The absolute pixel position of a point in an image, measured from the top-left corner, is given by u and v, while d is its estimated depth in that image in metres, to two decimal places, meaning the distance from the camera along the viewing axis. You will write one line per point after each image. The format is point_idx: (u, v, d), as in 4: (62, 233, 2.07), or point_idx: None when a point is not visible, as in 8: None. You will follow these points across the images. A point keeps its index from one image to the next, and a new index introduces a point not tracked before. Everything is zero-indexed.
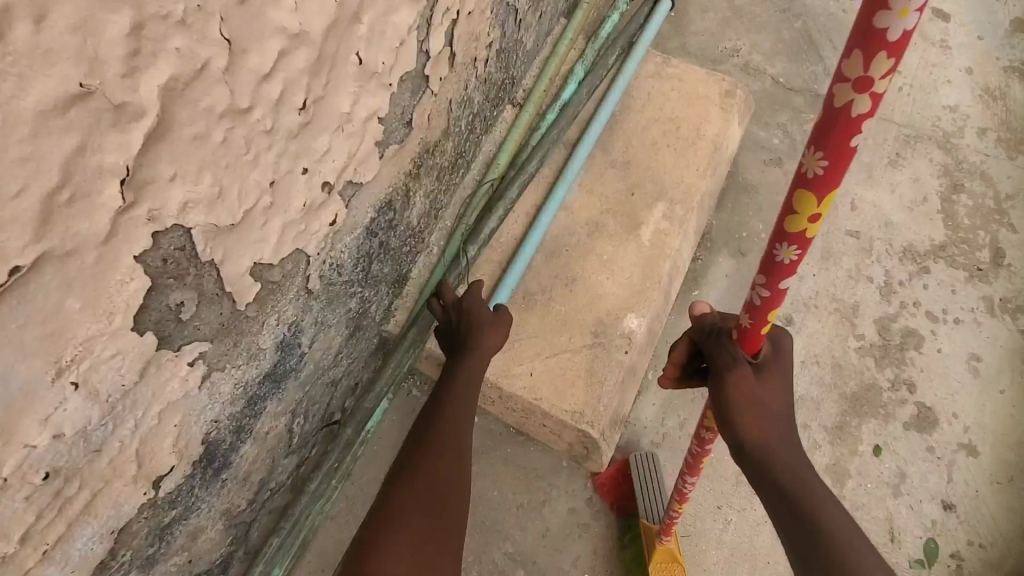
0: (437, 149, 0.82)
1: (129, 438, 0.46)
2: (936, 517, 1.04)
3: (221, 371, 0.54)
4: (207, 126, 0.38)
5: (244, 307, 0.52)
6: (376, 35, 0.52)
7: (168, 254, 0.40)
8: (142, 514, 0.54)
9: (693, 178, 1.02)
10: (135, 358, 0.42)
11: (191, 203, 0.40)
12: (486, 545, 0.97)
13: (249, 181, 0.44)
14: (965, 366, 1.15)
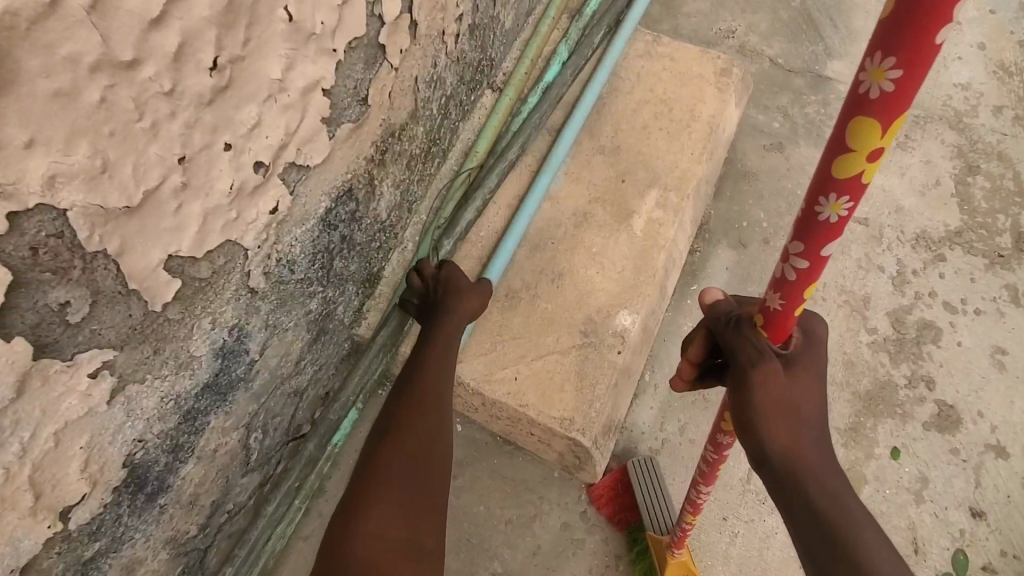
0: (405, 133, 0.74)
1: (16, 463, 0.39)
2: (963, 526, 0.96)
3: (140, 384, 0.46)
4: (73, 80, 0.31)
5: (161, 309, 0.45)
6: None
7: (37, 242, 0.33)
8: (52, 549, 0.46)
9: (688, 163, 0.95)
10: (4, 368, 0.36)
11: (61, 176, 0.33)
12: (473, 565, 0.89)
13: (148, 155, 0.37)
14: (988, 360, 1.06)
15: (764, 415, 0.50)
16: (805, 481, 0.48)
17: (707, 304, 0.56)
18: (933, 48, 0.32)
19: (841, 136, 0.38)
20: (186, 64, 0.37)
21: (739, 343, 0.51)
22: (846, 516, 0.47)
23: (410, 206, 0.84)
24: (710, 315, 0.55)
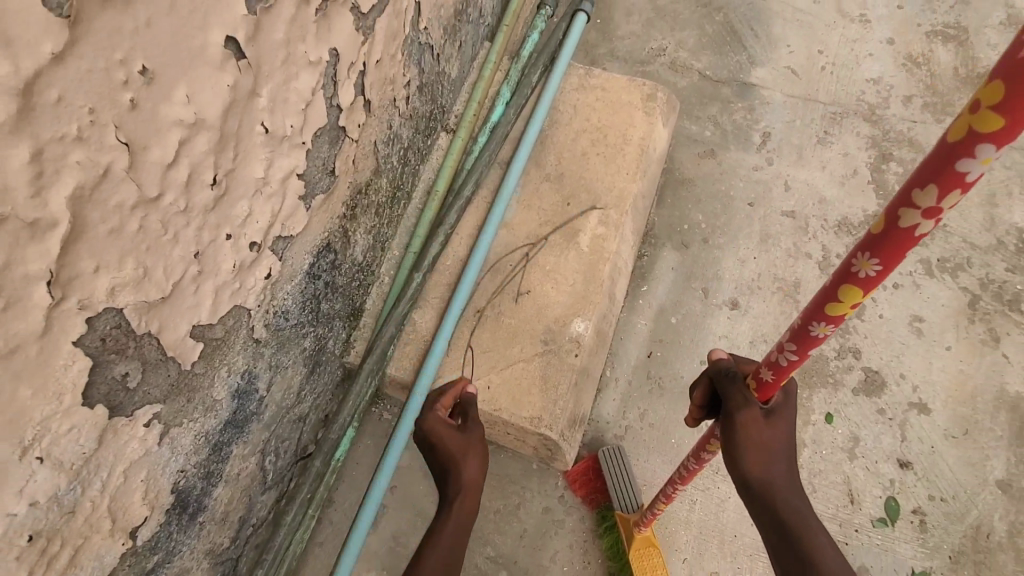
0: (370, 188, 0.87)
1: (100, 497, 0.49)
2: (893, 476, 1.10)
3: (179, 427, 0.58)
4: (121, 220, 0.42)
5: (191, 366, 0.56)
6: (281, 105, 0.56)
7: (106, 333, 0.44)
8: (125, 563, 0.56)
9: (624, 183, 1.08)
10: (91, 427, 0.45)
11: (119, 287, 0.43)
12: (469, 552, 1.02)
13: (173, 257, 0.48)
14: (908, 328, 1.21)
15: (748, 455, 0.58)
16: (780, 500, 0.57)
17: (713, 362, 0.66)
18: (904, 261, 0.41)
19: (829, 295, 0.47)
20: (195, 186, 0.48)
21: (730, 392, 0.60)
22: (808, 531, 0.54)
23: (381, 246, 0.98)
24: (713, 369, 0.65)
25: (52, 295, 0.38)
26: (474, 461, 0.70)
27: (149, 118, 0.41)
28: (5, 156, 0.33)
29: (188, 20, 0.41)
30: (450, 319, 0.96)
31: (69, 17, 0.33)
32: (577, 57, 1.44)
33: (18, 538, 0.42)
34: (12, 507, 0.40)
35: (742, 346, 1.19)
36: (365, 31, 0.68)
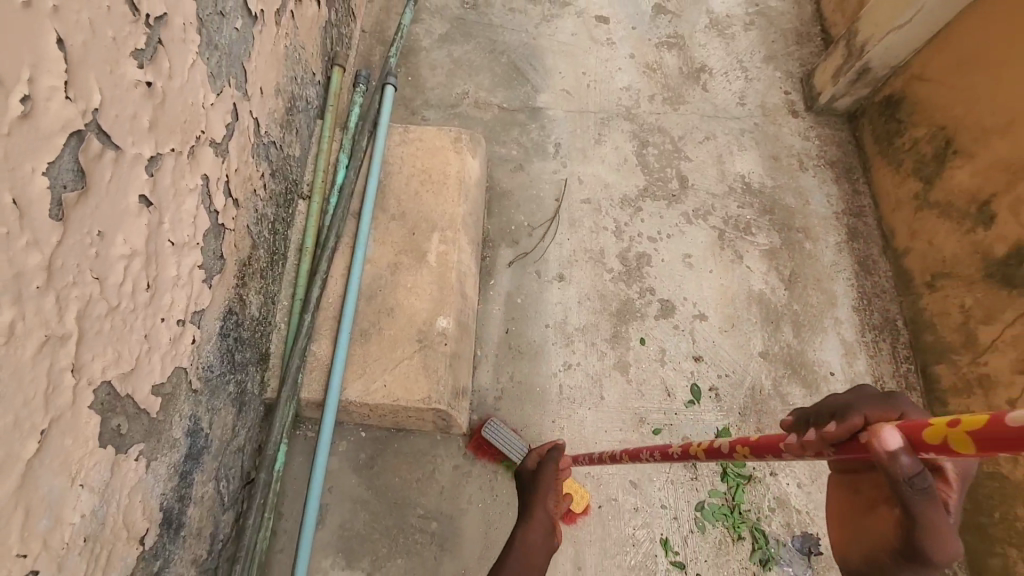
0: (252, 259, 1.13)
1: (116, 511, 0.73)
2: (693, 369, 1.55)
3: (156, 460, 0.82)
4: (102, 324, 0.67)
5: (156, 415, 0.81)
6: (178, 224, 0.82)
7: (104, 398, 0.68)
8: (138, 564, 0.80)
9: (452, 207, 1.42)
10: (104, 462, 0.70)
11: (108, 367, 0.69)
12: (404, 515, 1.32)
13: (133, 341, 0.73)
14: (682, 264, 1.67)
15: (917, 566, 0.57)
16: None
17: (891, 451, 0.52)
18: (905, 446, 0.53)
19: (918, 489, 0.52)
20: (137, 292, 0.73)
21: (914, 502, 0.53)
22: None
23: (272, 300, 1.24)
24: (892, 467, 0.52)
25: (74, 379, 0.63)
26: (545, 495, 1.03)
27: (106, 258, 0.67)
28: (44, 302, 0.58)
29: (115, 195, 0.67)
30: (341, 343, 1.24)
31: (62, 218, 0.59)
32: (399, 111, 1.77)
33: (77, 540, 0.66)
34: (72, 518, 0.65)
35: (573, 306, 1.58)
36: (222, 153, 0.95)
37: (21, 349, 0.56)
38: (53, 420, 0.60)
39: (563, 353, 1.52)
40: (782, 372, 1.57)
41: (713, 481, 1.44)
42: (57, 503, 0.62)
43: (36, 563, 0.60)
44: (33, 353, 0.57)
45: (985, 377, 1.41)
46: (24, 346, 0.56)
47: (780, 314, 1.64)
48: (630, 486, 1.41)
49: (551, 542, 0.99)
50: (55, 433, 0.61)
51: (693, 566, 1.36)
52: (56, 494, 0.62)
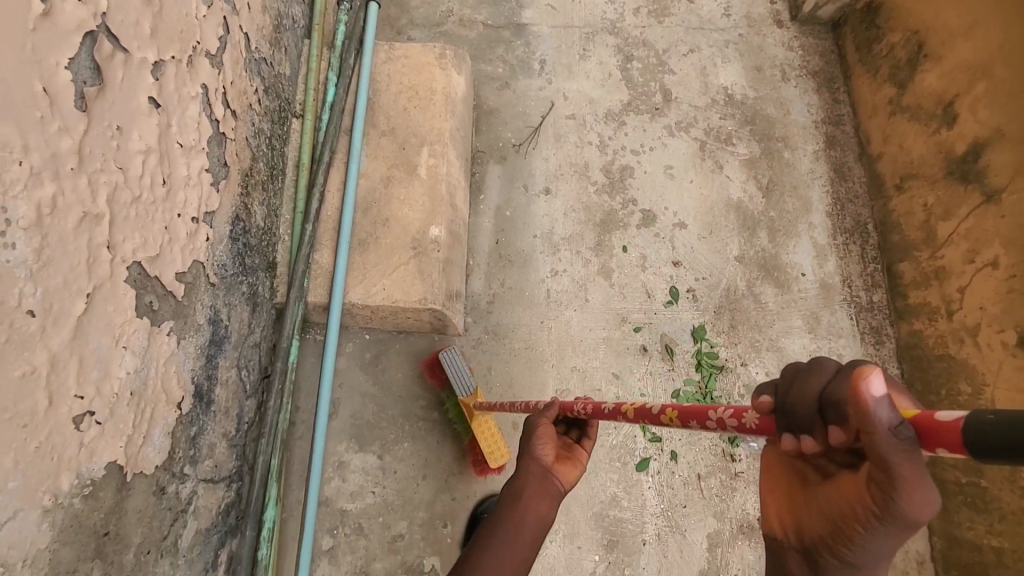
0: (253, 171, 1.21)
1: (156, 376, 0.86)
2: (672, 272, 1.66)
3: (186, 339, 0.95)
4: (128, 211, 0.78)
5: (181, 298, 0.93)
6: (185, 128, 0.91)
7: (136, 275, 0.80)
8: (179, 425, 0.94)
9: (440, 123, 1.49)
10: (142, 331, 0.82)
11: (137, 249, 0.80)
12: (408, 406, 1.47)
13: (156, 229, 0.84)
14: (664, 175, 1.74)
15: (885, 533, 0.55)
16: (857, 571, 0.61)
17: (874, 401, 0.47)
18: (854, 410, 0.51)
19: (901, 451, 0.48)
20: (155, 186, 0.84)
21: (892, 461, 0.49)
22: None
23: (275, 213, 1.33)
24: (873, 418, 0.47)
25: (109, 255, 0.74)
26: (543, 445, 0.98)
27: (125, 151, 0.76)
28: (79, 181, 0.68)
29: (126, 94, 0.76)
30: (342, 250, 1.34)
31: (85, 110, 0.68)
32: (385, 32, 1.79)
33: (126, 391, 0.79)
34: (120, 372, 0.77)
35: (559, 218, 1.67)
36: (218, 64, 1.02)
37: (67, 221, 0.66)
38: (98, 286, 0.72)
39: (550, 261, 1.63)
40: (755, 274, 1.68)
41: (688, 371, 1.58)
42: (106, 357, 0.74)
43: (92, 405, 0.73)
44: (76, 225, 0.68)
45: (940, 270, 1.53)
46: (69, 218, 0.67)
47: (756, 221, 1.73)
48: (612, 377, 1.55)
49: (545, 484, 0.95)
50: (101, 298, 0.73)
51: (669, 444, 1.52)
52: (104, 349, 0.74)
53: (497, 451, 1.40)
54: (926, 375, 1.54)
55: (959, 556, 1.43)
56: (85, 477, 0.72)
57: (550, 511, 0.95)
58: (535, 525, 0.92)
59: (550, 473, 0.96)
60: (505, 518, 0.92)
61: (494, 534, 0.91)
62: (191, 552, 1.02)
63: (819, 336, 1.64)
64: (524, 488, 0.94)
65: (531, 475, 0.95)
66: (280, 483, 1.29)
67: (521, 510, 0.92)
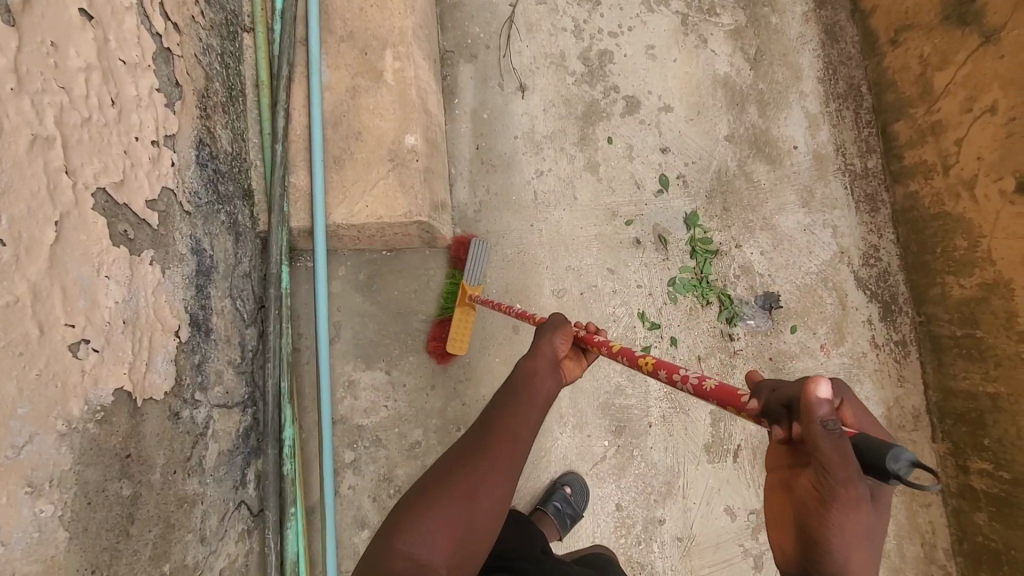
0: (210, 91, 1.15)
1: (147, 304, 0.89)
2: (661, 160, 1.62)
3: (170, 269, 0.96)
4: (81, 133, 0.79)
5: (157, 227, 0.94)
6: (124, 43, 0.89)
7: (104, 205, 0.82)
8: (180, 351, 0.97)
9: (400, 22, 1.41)
10: (122, 261, 0.84)
11: (98, 175, 0.81)
12: (408, 320, 1.49)
13: (115, 154, 0.85)
14: (645, 56, 1.65)
15: (834, 509, 0.52)
16: None
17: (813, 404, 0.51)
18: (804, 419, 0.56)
19: (834, 443, 0.50)
20: (104, 107, 0.84)
21: (824, 450, 0.50)
22: None
23: (242, 137, 1.28)
24: (811, 415, 0.51)
25: (70, 180, 0.76)
26: (555, 338, 0.93)
27: (66, 70, 0.77)
28: (23, 101, 0.70)
29: (55, 10, 0.75)
30: (317, 170, 1.31)
31: (14, 24, 0.69)
32: None
33: (120, 320, 0.83)
34: (109, 301, 0.81)
35: (539, 114, 1.60)
36: None
37: (22, 142, 0.69)
38: (66, 214, 0.75)
39: (534, 161, 1.59)
40: (746, 152, 1.63)
41: (682, 258, 1.58)
42: (90, 285, 0.78)
43: (85, 333, 0.76)
44: (32, 146, 0.71)
45: (937, 125, 1.48)
46: (20, 138, 0.69)
47: (744, 96, 1.66)
48: (607, 272, 1.55)
49: (557, 374, 0.91)
50: (72, 226, 0.75)
51: (668, 331, 1.55)
52: (86, 278, 0.77)
53: (460, 342, 1.43)
54: (921, 236, 1.54)
55: (954, 406, 1.49)
56: (95, 403, 0.76)
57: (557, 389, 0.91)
58: (543, 402, 0.88)
59: (559, 362, 0.93)
60: (516, 399, 0.86)
61: (501, 412, 0.86)
62: (217, 471, 1.06)
63: (814, 209, 1.62)
64: (531, 370, 0.90)
65: (541, 361, 0.91)
66: (294, 405, 1.33)
67: (532, 388, 0.87)
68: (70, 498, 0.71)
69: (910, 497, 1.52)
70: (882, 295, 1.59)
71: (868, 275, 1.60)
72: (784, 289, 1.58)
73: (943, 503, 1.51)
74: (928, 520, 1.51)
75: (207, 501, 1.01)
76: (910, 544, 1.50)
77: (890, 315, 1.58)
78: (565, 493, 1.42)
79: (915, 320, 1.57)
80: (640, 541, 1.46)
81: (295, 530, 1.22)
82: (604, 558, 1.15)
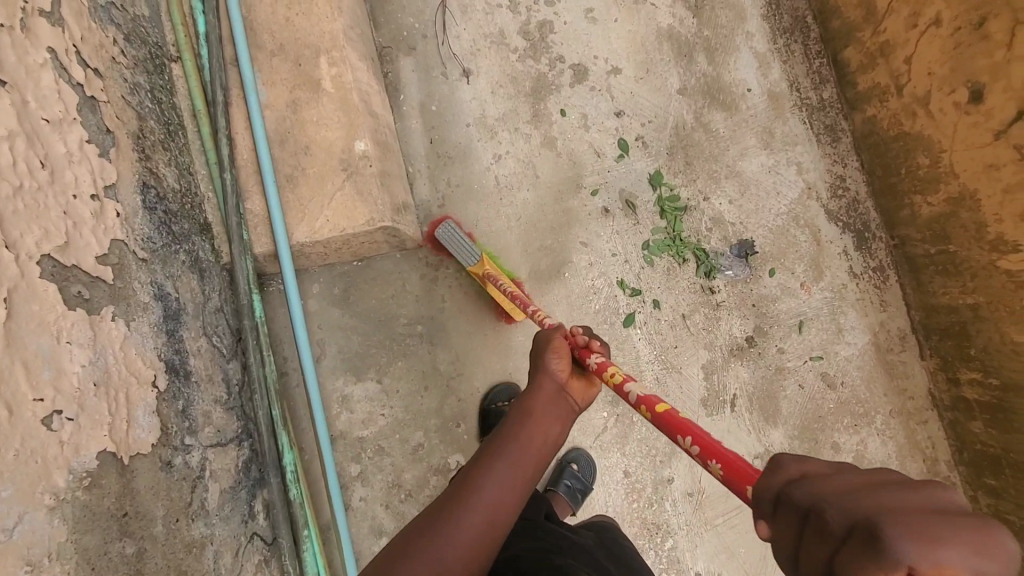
0: (145, 130, 1.12)
1: (117, 361, 0.88)
2: (616, 125, 1.60)
3: (136, 320, 0.95)
4: (15, 202, 0.77)
5: (113, 281, 0.92)
6: (44, 101, 0.86)
7: (53, 270, 0.80)
8: (161, 401, 0.97)
9: (329, 26, 1.37)
10: (81, 323, 0.83)
11: (42, 242, 0.79)
12: (390, 325, 1.48)
13: (55, 217, 0.83)
14: (585, 20, 1.62)
15: None
16: None
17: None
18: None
19: None
20: (34, 171, 0.82)
21: None
22: None
23: (188, 171, 1.24)
24: None
25: (12, 254, 0.74)
26: (557, 361, 0.94)
27: None
28: None
29: None
30: (271, 193, 1.29)
31: None
32: None
33: (90, 384, 0.82)
34: (74, 367, 0.80)
35: (487, 98, 1.58)
36: (57, 22, 0.93)
37: None
38: (14, 289, 0.73)
39: (489, 146, 1.56)
40: (701, 103, 1.61)
41: (653, 220, 1.57)
42: (52, 354, 0.77)
43: (56, 404, 0.76)
44: None
45: (885, 46, 1.47)
46: None
47: (691, 45, 1.63)
48: (581, 246, 1.55)
49: (563, 402, 0.92)
50: (22, 300, 0.74)
51: (649, 295, 1.55)
52: (48, 348, 0.76)
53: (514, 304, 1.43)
54: (885, 159, 1.54)
55: (937, 323, 1.51)
56: (80, 470, 0.76)
57: (559, 430, 0.90)
58: (546, 439, 0.87)
59: (564, 391, 0.93)
60: (519, 431, 0.86)
61: (500, 450, 0.84)
62: (222, 510, 1.06)
63: (776, 149, 1.61)
64: (537, 406, 0.89)
65: (545, 391, 0.91)
66: (289, 430, 1.34)
67: (534, 429, 0.87)
68: (72, 568, 0.71)
69: (906, 417, 1.55)
70: (854, 224, 1.59)
71: (839, 207, 1.60)
72: (757, 235, 1.58)
73: (939, 418, 1.55)
74: (927, 436, 1.55)
75: (216, 541, 1.01)
76: (913, 462, 1.54)
77: (864, 243, 1.59)
78: (572, 469, 1.44)
79: (890, 243, 1.58)
80: (653, 503, 1.49)
81: (310, 550, 1.24)
82: (608, 524, 1.14)
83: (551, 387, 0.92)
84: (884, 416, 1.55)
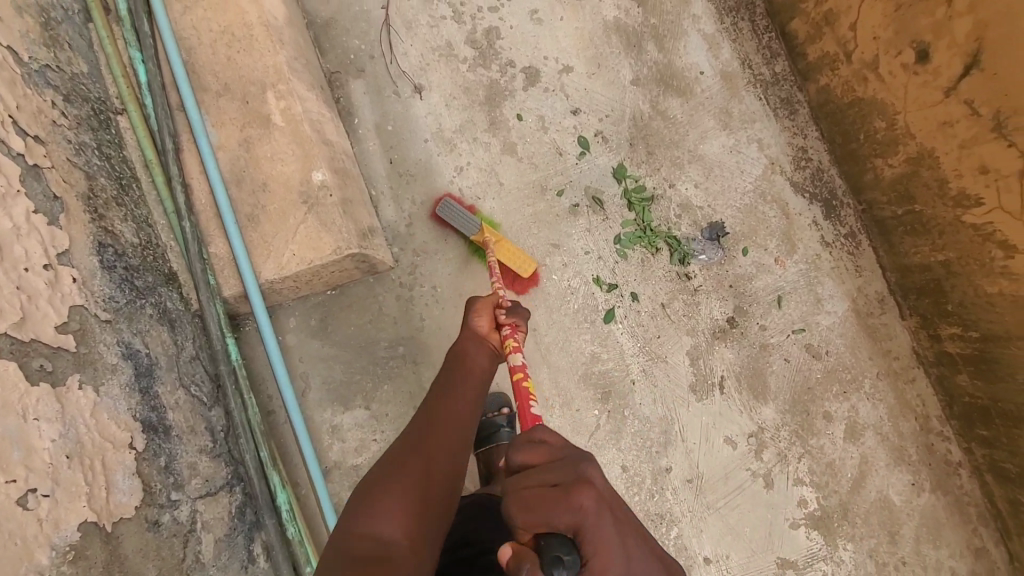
0: (97, 188, 1.10)
1: (89, 429, 0.87)
2: (575, 123, 1.59)
3: (105, 384, 0.94)
4: None
5: (76, 348, 0.92)
6: None
7: (10, 348, 0.80)
8: (141, 461, 0.95)
9: (272, 59, 1.36)
10: (48, 397, 0.83)
11: None
12: (371, 351, 1.48)
13: (7, 295, 0.83)
14: (531, 22, 1.62)
15: None
16: None
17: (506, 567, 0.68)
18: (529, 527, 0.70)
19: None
20: None
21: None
22: None
23: (147, 223, 1.22)
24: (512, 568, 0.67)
25: None
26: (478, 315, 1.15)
27: None
28: None
29: None
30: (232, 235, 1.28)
31: None
32: None
33: (63, 458, 0.82)
34: (45, 442, 0.80)
35: (442, 111, 1.57)
36: None
37: None
38: None
39: (450, 159, 1.56)
40: (656, 91, 1.61)
41: (622, 213, 1.57)
42: (19, 435, 0.77)
43: (30, 482, 0.76)
44: None
45: (829, 15, 1.48)
46: None
47: (640, 35, 1.63)
48: (553, 247, 1.55)
49: (490, 347, 1.12)
50: None
51: (627, 288, 1.55)
52: (14, 429, 0.77)
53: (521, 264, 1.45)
54: (842, 126, 1.55)
55: (913, 282, 1.52)
56: (62, 545, 0.77)
57: (488, 366, 1.11)
58: (480, 373, 1.08)
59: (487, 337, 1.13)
60: (459, 374, 1.06)
61: (446, 391, 1.03)
62: (218, 559, 1.06)
63: (734, 128, 1.61)
64: (467, 351, 1.10)
65: (471, 338, 1.12)
66: (280, 468, 1.33)
67: (469, 369, 1.07)
68: None
69: (894, 378, 1.56)
70: (821, 193, 1.60)
71: (803, 178, 1.60)
72: (727, 216, 1.59)
73: (926, 375, 1.56)
74: (916, 394, 1.56)
75: None
76: (905, 421, 1.55)
77: (833, 211, 1.60)
78: None
79: (858, 208, 1.59)
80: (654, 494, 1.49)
81: None
82: None
83: (477, 335, 1.13)
84: (872, 380, 1.56)
